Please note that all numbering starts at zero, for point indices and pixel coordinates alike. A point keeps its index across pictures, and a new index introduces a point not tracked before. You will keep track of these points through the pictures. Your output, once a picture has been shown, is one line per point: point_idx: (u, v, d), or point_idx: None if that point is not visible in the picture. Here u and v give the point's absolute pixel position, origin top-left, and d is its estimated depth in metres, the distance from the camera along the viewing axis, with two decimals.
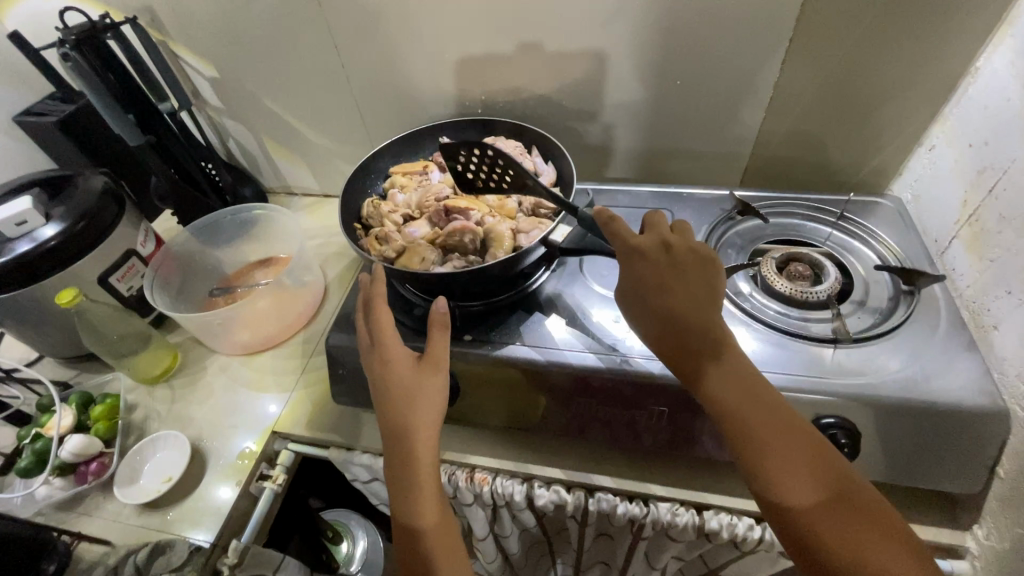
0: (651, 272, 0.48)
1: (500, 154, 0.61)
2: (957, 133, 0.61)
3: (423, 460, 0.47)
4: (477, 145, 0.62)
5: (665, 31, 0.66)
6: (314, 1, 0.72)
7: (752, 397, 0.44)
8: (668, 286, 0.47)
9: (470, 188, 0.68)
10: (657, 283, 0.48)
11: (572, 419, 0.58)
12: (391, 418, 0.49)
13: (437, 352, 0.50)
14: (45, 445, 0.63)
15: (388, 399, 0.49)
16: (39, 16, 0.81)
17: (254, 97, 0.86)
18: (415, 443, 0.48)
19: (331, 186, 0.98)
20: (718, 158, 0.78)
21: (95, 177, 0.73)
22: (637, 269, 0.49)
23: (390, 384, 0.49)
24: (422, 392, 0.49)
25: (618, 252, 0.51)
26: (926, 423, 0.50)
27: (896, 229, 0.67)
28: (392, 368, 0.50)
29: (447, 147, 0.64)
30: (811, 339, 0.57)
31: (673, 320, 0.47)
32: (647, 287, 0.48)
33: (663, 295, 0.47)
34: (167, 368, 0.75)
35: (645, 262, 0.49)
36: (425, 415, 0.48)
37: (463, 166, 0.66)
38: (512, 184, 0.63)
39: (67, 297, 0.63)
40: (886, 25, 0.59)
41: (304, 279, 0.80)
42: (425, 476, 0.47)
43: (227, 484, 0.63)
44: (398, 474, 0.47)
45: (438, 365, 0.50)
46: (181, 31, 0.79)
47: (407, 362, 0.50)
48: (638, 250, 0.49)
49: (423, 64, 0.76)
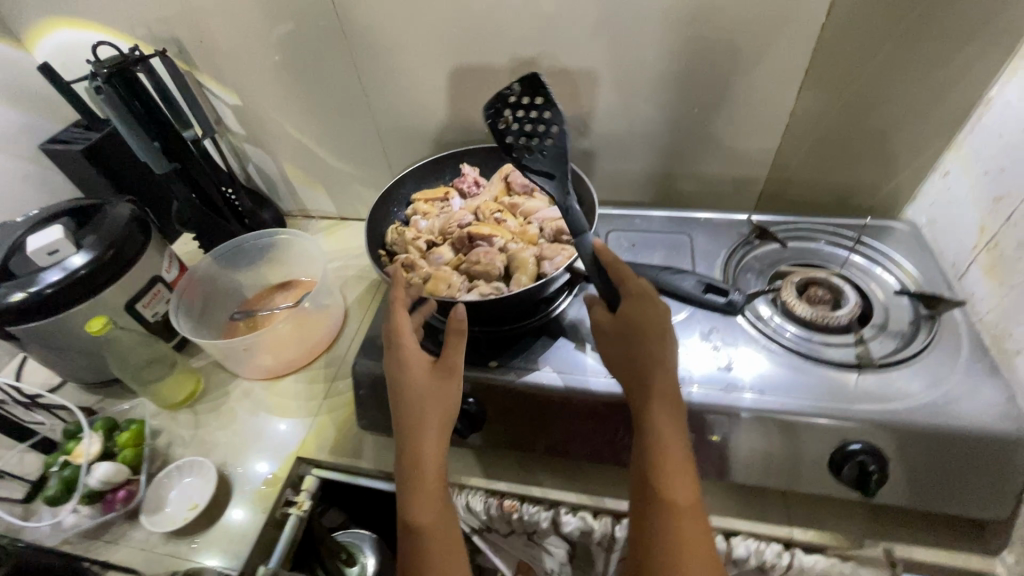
0: (656, 318, 0.51)
1: (554, 139, 0.61)
2: (972, 160, 0.62)
3: (429, 460, 0.49)
4: (553, 114, 0.61)
5: (684, 61, 0.68)
6: (340, 33, 0.74)
7: (681, 434, 0.47)
8: (658, 330, 0.51)
9: (493, 111, 0.62)
10: (651, 328, 0.51)
11: (599, 444, 0.59)
12: (402, 418, 0.51)
13: (453, 359, 0.52)
14: (74, 471, 0.63)
15: (401, 401, 0.51)
16: (68, 48, 0.83)
17: (276, 124, 0.88)
18: (423, 445, 0.50)
19: (349, 210, 1.00)
20: (733, 183, 0.79)
21: (122, 204, 0.75)
22: (642, 310, 0.52)
23: (404, 387, 0.51)
24: (433, 398, 0.51)
25: (629, 292, 0.53)
26: (953, 449, 0.51)
27: (913, 252, 0.68)
28: (411, 371, 0.52)
29: (538, 86, 0.61)
30: (835, 364, 0.57)
31: (652, 355, 0.49)
32: (642, 327, 0.51)
33: (653, 335, 0.50)
34: (191, 394, 0.75)
35: (652, 309, 0.52)
36: (434, 418, 0.50)
37: (518, 103, 0.62)
38: (525, 158, 0.61)
39: (98, 323, 0.64)
40: (899, 57, 0.61)
41: (326, 303, 0.81)
42: (431, 476, 0.49)
43: (250, 508, 0.64)
44: (406, 472, 0.49)
45: (452, 371, 0.52)
46: (208, 63, 0.81)
47: (422, 366, 0.52)
48: (646, 295, 0.53)
49: (444, 93, 0.78)
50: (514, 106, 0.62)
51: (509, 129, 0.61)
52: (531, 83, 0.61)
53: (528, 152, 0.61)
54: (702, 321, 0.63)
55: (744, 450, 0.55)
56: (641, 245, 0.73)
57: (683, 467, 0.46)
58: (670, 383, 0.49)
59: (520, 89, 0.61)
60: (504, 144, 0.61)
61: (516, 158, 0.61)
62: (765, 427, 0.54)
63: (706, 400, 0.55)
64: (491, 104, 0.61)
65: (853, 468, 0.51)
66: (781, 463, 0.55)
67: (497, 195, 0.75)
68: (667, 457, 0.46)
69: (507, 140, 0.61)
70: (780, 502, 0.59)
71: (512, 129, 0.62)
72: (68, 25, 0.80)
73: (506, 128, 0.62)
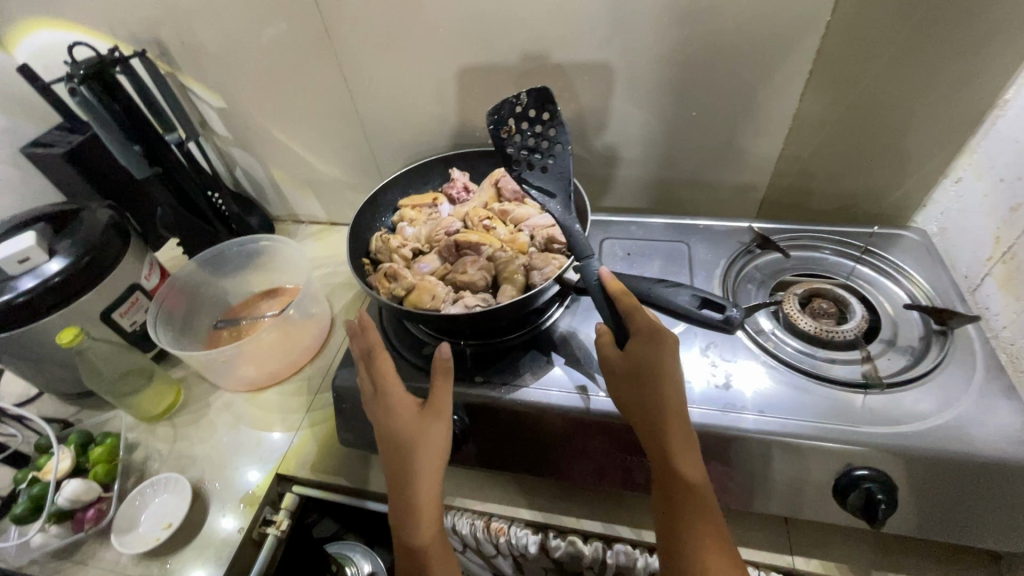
0: (666, 361, 0.47)
1: (557, 157, 0.61)
2: (987, 166, 0.59)
3: (426, 503, 0.47)
4: (558, 132, 0.61)
5: (680, 62, 0.65)
6: (323, 33, 0.71)
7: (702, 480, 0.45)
8: (671, 375, 0.47)
9: (497, 118, 0.60)
10: (662, 372, 0.47)
11: (588, 465, 0.56)
12: (393, 464, 0.49)
13: (440, 400, 0.50)
14: (42, 490, 0.61)
15: (390, 448, 0.49)
16: (49, 49, 0.81)
17: (262, 127, 0.85)
18: (418, 489, 0.47)
19: (338, 215, 0.97)
20: (733, 189, 0.76)
21: (100, 209, 0.72)
22: (652, 352, 0.47)
23: (393, 433, 0.49)
24: (423, 442, 0.48)
25: (639, 331, 0.49)
26: (967, 476, 0.48)
27: (923, 263, 0.65)
28: (397, 417, 0.50)
29: (547, 101, 0.60)
30: (840, 384, 0.54)
31: (663, 407, 0.46)
32: (653, 374, 0.47)
33: (665, 382, 0.47)
34: (170, 406, 0.73)
35: (661, 351, 0.48)
36: (427, 460, 0.48)
37: (524, 114, 0.61)
38: (525, 172, 0.61)
39: (67, 336, 0.62)
40: (908, 58, 0.58)
41: (311, 311, 0.78)
42: (431, 518, 0.47)
43: (233, 519, 0.62)
44: (403, 518, 0.47)
45: (441, 411, 0.50)
46: (190, 63, 0.79)
47: (408, 409, 0.50)
48: (657, 333, 0.48)
49: (432, 95, 0.75)
50: (520, 117, 0.61)
51: (512, 139, 0.61)
52: (540, 95, 0.60)
53: (529, 166, 0.61)
54: (700, 335, 0.60)
55: (742, 475, 0.52)
56: (637, 254, 0.70)
57: (709, 525, 0.43)
58: (683, 435, 0.45)
59: (528, 100, 0.60)
60: (505, 154, 0.61)
61: (516, 170, 0.61)
62: (765, 451, 0.51)
63: (703, 420, 0.52)
64: (496, 110, 0.60)
65: (859, 496, 0.48)
66: (781, 487, 0.52)
67: (487, 201, 0.72)
68: (686, 517, 0.43)
69: (509, 151, 0.61)
70: (781, 529, 0.56)
71: (515, 139, 0.61)
72: (47, 25, 0.78)
73: (509, 138, 0.61)
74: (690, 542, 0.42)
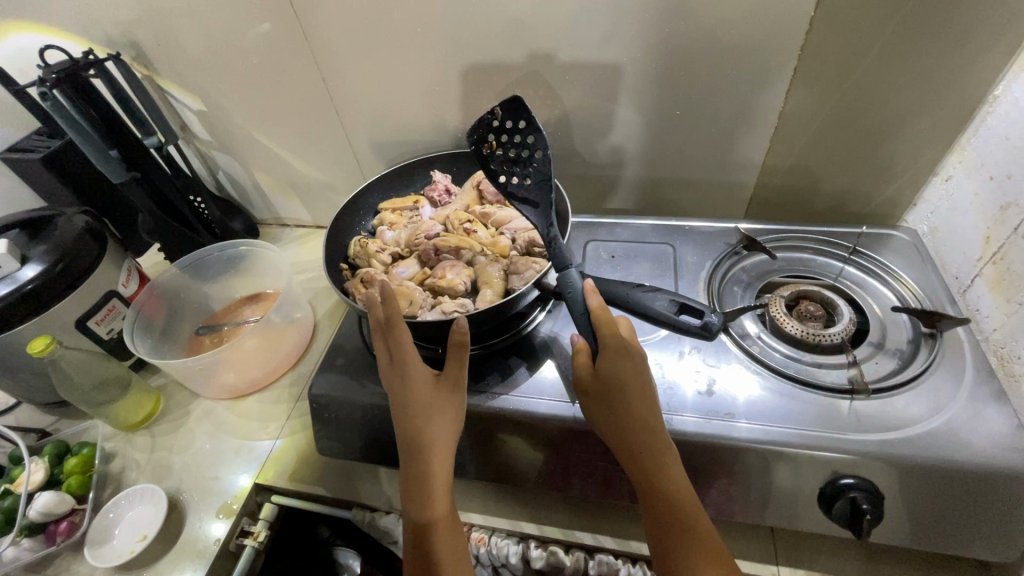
0: (634, 373, 0.47)
1: (537, 164, 0.59)
2: (976, 164, 0.58)
3: (438, 482, 0.46)
4: (536, 138, 0.58)
5: (662, 61, 0.63)
6: (300, 35, 0.70)
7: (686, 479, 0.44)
8: (635, 386, 0.46)
9: (475, 138, 0.61)
10: (635, 385, 0.46)
11: (586, 477, 0.54)
12: (409, 436, 0.47)
13: (458, 370, 0.49)
14: (13, 503, 0.60)
15: (408, 422, 0.47)
16: (24, 53, 0.80)
17: (243, 131, 0.84)
18: (433, 462, 0.46)
19: (323, 218, 0.96)
20: (720, 189, 0.75)
21: (77, 215, 0.71)
22: (618, 368, 0.47)
23: (409, 403, 0.47)
24: (439, 414, 0.47)
25: (606, 345, 0.47)
26: (957, 484, 0.46)
27: (912, 263, 0.63)
28: (414, 387, 0.47)
29: (521, 110, 0.58)
30: (826, 389, 0.53)
31: (631, 417, 0.45)
32: (621, 390, 0.46)
33: (636, 389, 0.46)
34: (149, 415, 0.72)
35: (629, 363, 0.47)
36: (443, 430, 0.47)
37: (501, 128, 0.60)
38: (510, 185, 0.60)
39: (39, 344, 0.61)
40: (897, 52, 0.56)
41: (293, 316, 0.77)
42: (442, 490, 0.46)
43: (223, 522, 0.61)
44: (414, 493, 0.46)
45: (458, 383, 0.49)
46: (167, 66, 0.78)
47: (426, 379, 0.48)
48: (626, 345, 0.48)
49: (413, 97, 0.74)
50: (499, 130, 0.60)
51: (494, 154, 0.61)
52: (513, 106, 0.58)
53: (514, 178, 0.60)
54: (684, 340, 0.59)
55: (724, 482, 0.51)
56: (621, 257, 0.69)
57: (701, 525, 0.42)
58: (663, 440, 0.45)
59: (502, 112, 0.59)
60: (490, 170, 0.60)
61: (502, 184, 0.60)
62: (747, 458, 0.49)
63: (685, 428, 0.51)
64: (473, 131, 0.60)
65: (844, 505, 0.47)
66: (767, 497, 0.50)
67: (469, 204, 0.70)
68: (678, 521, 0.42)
69: (492, 166, 0.60)
70: (766, 539, 0.54)
71: (497, 153, 0.60)
72: (20, 28, 0.77)
73: (490, 154, 0.61)
74: (685, 546, 0.41)
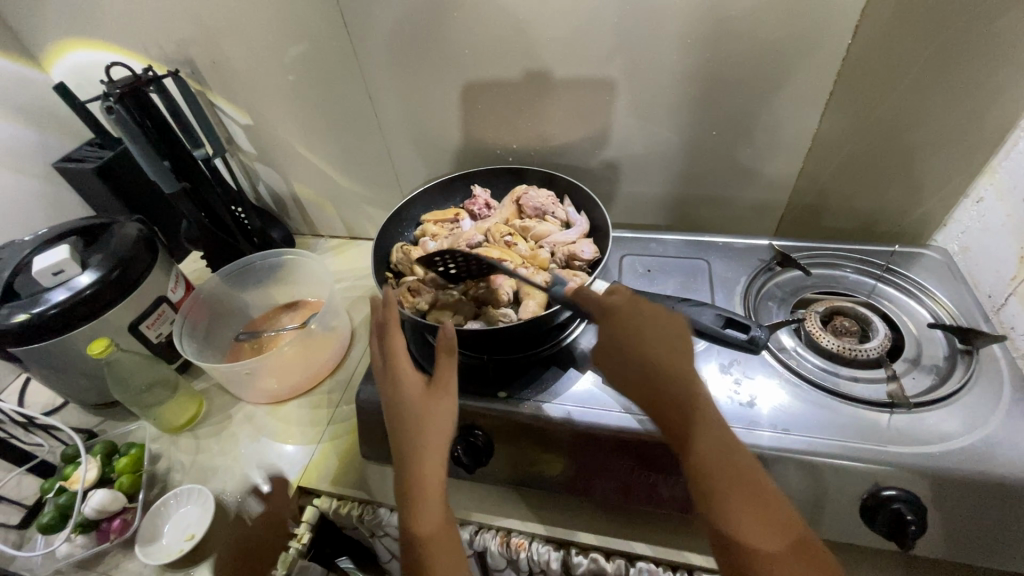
0: (632, 329, 0.50)
1: None
2: (1009, 186, 0.59)
3: (430, 487, 0.46)
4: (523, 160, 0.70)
5: (700, 83, 0.66)
6: (350, 54, 0.73)
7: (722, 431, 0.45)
8: (643, 343, 0.49)
9: None
10: (638, 343, 0.49)
11: (610, 482, 0.56)
12: (401, 441, 0.48)
13: (446, 377, 0.50)
14: (69, 500, 0.62)
15: (400, 428, 0.49)
16: (83, 68, 0.84)
17: (288, 144, 0.87)
18: (423, 468, 0.47)
19: (358, 230, 0.99)
20: (750, 207, 0.77)
21: (129, 224, 0.74)
22: (615, 330, 0.51)
23: (399, 409, 0.49)
24: (430, 419, 0.48)
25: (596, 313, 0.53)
26: (999, 498, 0.47)
27: (945, 281, 0.65)
28: (403, 394, 0.50)
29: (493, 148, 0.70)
30: (866, 403, 0.54)
31: (647, 377, 0.48)
32: (628, 349, 0.49)
33: (642, 347, 0.49)
34: (192, 418, 0.74)
35: (624, 322, 0.51)
36: (434, 437, 0.48)
37: None
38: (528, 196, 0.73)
39: (99, 347, 0.63)
40: (934, 78, 0.58)
41: (332, 324, 0.79)
42: (433, 498, 0.46)
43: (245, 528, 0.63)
44: (407, 500, 0.46)
45: (447, 389, 0.50)
46: (219, 82, 0.81)
47: (415, 385, 0.50)
48: (613, 308, 0.52)
49: (455, 114, 0.77)
50: None
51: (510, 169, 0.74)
52: None
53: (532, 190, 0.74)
54: (722, 353, 0.60)
55: None
56: (656, 271, 0.71)
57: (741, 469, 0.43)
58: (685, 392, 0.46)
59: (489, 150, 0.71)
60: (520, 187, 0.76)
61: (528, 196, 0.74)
62: (793, 471, 0.50)
63: None
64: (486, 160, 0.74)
65: (887, 517, 0.48)
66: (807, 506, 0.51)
67: (509, 218, 0.73)
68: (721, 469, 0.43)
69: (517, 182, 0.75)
70: None
71: None
72: (82, 44, 0.81)
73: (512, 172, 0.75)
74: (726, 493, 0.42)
